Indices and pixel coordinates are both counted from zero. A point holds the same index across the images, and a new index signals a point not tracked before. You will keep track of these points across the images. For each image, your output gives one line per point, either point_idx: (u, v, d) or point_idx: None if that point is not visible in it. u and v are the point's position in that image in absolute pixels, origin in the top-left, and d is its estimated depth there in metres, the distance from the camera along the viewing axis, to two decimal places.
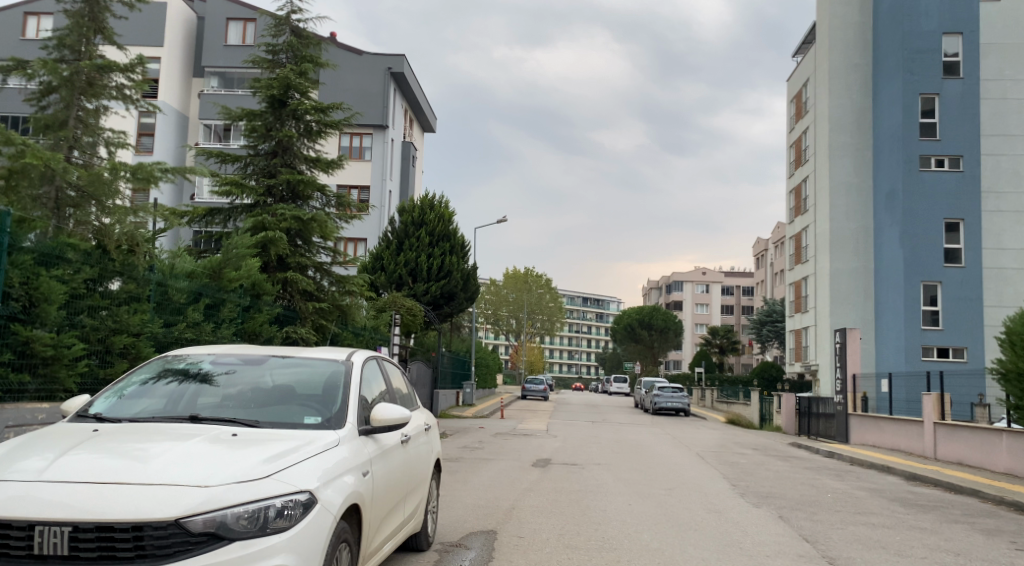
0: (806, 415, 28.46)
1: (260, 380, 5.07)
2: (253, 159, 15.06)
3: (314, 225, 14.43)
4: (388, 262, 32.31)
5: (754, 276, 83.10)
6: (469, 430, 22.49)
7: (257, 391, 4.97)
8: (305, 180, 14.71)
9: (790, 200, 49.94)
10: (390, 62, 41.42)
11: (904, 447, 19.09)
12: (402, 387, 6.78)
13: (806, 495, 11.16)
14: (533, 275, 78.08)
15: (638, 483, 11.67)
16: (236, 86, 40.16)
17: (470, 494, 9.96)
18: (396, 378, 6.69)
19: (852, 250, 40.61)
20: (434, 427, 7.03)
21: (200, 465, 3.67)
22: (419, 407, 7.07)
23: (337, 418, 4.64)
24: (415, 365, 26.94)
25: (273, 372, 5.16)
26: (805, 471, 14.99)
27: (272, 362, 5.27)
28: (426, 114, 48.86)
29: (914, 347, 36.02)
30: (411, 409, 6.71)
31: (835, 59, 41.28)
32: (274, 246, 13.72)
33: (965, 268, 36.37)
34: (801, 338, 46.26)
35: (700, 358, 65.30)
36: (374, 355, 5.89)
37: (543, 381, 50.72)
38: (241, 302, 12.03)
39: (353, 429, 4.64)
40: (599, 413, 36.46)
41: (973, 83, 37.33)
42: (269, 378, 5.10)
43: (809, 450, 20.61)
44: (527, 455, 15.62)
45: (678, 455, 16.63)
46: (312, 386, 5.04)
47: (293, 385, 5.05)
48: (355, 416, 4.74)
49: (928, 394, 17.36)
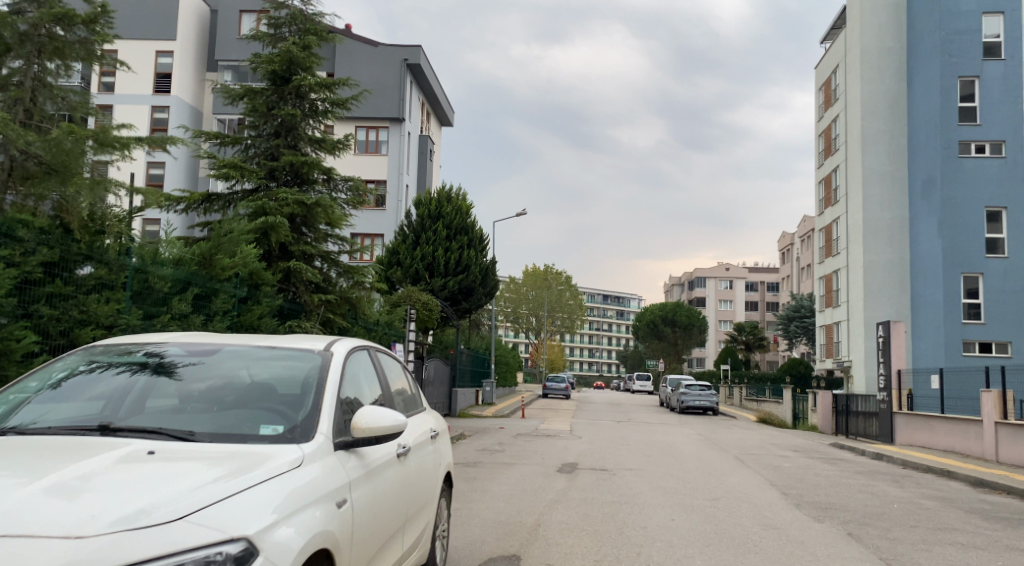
0: (845, 414, 26.99)
1: (231, 376, 3.89)
2: (254, 140, 13.91)
3: (319, 210, 13.28)
4: (405, 257, 31.29)
5: (780, 272, 81.15)
6: (489, 431, 21.32)
7: (222, 390, 3.80)
8: (308, 162, 13.51)
9: (820, 191, 48.26)
10: (406, 52, 40.31)
11: (959, 449, 17.62)
12: (403, 385, 5.59)
13: (871, 506, 9.83)
14: (554, 272, 76.79)
15: (678, 493, 10.41)
16: (249, 79, 39.22)
17: (489, 507, 8.80)
18: (396, 375, 5.50)
19: (887, 241, 38.89)
20: (442, 434, 5.82)
21: (83, 502, 2.57)
22: (424, 410, 5.89)
23: (305, 429, 3.45)
24: (432, 362, 25.78)
25: (244, 366, 3.97)
26: (858, 476, 13.63)
27: (240, 352, 4.08)
28: (443, 107, 47.79)
29: (955, 341, 34.31)
30: (414, 412, 5.51)
31: (868, 42, 39.64)
32: (275, 232, 12.60)
33: (1008, 259, 34.62)
34: (833, 333, 44.55)
35: (725, 355, 63.63)
36: (364, 345, 4.68)
37: (565, 379, 49.49)
38: (238, 293, 10.99)
39: (326, 442, 3.45)
40: (624, 412, 35.16)
41: (1016, 64, 35.52)
42: (242, 373, 3.92)
43: (853, 451, 19.21)
44: (552, 459, 14.41)
45: (716, 458, 15.33)
46: (293, 384, 3.84)
47: (268, 383, 3.85)
48: (330, 424, 3.55)
49: (989, 392, 15.90)
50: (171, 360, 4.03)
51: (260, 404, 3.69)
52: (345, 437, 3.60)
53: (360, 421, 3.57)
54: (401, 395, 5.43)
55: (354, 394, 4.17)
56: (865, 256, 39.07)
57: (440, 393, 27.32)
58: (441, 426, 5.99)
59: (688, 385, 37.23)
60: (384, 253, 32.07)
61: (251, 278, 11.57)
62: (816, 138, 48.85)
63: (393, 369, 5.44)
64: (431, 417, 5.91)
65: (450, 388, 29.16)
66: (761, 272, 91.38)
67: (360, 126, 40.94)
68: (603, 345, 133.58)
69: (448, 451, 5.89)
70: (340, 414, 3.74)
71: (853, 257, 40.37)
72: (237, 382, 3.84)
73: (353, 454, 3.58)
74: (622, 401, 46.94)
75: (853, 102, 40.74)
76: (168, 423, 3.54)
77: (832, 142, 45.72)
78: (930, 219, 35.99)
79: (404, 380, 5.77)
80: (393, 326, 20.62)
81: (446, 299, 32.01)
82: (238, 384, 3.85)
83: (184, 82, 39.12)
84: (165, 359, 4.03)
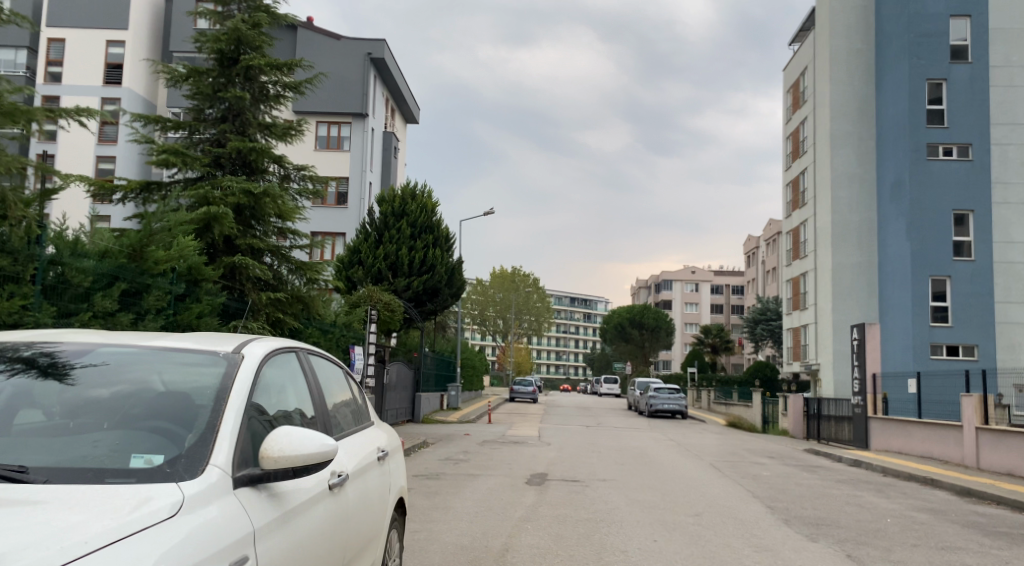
0: (816, 418, 26.60)
1: (120, 386, 2.91)
2: (199, 125, 12.77)
3: (267, 199, 12.24)
4: (367, 256, 30.17)
5: (745, 274, 81.41)
6: (454, 438, 20.40)
7: (105, 406, 2.82)
8: (258, 149, 12.48)
9: (787, 194, 48.19)
10: (370, 47, 39.14)
11: (938, 455, 17.16)
12: (345, 395, 4.65)
13: (864, 521, 9.14)
14: (520, 274, 76.12)
15: (658, 507, 9.60)
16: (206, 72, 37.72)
17: (452, 529, 7.90)
18: (335, 381, 4.55)
19: (855, 244, 38.82)
20: (391, 450, 4.90)
21: None
22: (371, 423, 4.96)
23: (190, 460, 2.51)
24: (395, 365, 24.74)
25: (154, 370, 2.98)
26: (840, 485, 13.01)
27: (145, 352, 3.10)
28: (409, 104, 46.80)
29: (922, 344, 34.20)
30: (357, 426, 4.58)
31: (836, 44, 39.56)
32: (219, 224, 11.56)
33: (974, 262, 34.66)
34: (800, 336, 44.41)
35: (692, 358, 63.44)
36: (291, 346, 3.73)
37: (532, 382, 48.73)
38: (173, 291, 9.89)
39: (223, 477, 2.51)
40: (592, 416, 34.49)
41: (982, 68, 35.65)
42: (153, 380, 2.94)
43: (829, 457, 18.69)
44: (520, 468, 13.55)
45: (691, 467, 14.59)
46: (204, 394, 2.86)
47: (185, 392, 2.88)
48: (231, 451, 2.61)
49: (968, 396, 15.43)
50: (65, 358, 3.03)
51: (152, 422, 2.73)
52: (251, 469, 2.68)
53: (271, 448, 2.64)
54: (345, 405, 4.52)
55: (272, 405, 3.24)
56: (832, 258, 38.95)
57: (403, 398, 26.30)
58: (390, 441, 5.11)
59: (656, 389, 36.69)
60: (346, 251, 30.97)
61: (187, 275, 10.50)
62: (783, 141, 48.88)
63: (332, 375, 4.52)
64: (379, 430, 5.04)
65: (414, 392, 28.13)
66: (726, 276, 91.68)
67: (322, 121, 39.72)
68: (570, 348, 133.24)
69: (400, 471, 5.02)
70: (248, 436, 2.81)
71: (821, 260, 40.26)
72: (148, 393, 2.86)
73: (262, 492, 2.66)
74: (590, 404, 46.30)
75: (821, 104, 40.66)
76: (33, 449, 2.56)
77: (800, 144, 45.68)
78: (898, 222, 35.91)
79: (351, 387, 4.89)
80: (352, 327, 19.54)
81: (410, 299, 30.98)
82: (141, 396, 2.86)
83: (138, 74, 37.49)
84: (56, 356, 3.04)
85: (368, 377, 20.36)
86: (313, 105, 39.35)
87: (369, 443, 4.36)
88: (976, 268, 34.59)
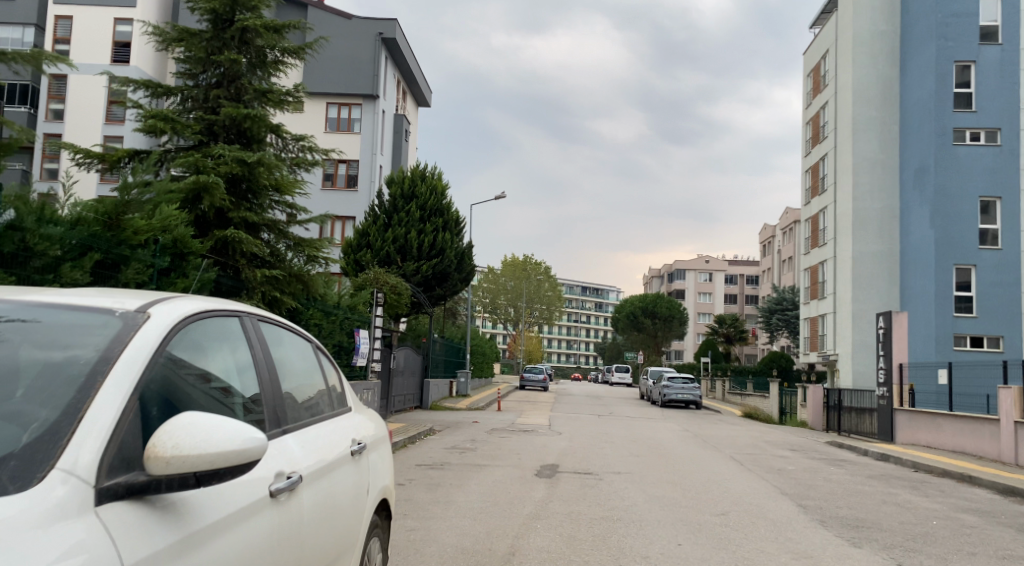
0: (837, 410, 25.67)
1: None
2: (192, 90, 11.98)
3: (262, 169, 11.42)
4: (375, 238, 29.32)
5: (761, 264, 80.12)
6: (462, 426, 19.65)
7: None
8: (254, 116, 11.64)
9: (806, 180, 47.00)
10: (382, 26, 38.07)
11: (971, 450, 16.23)
12: (319, 381, 3.84)
13: (908, 523, 8.30)
14: (532, 262, 75.26)
15: (679, 504, 8.80)
16: None
17: (451, 528, 7.11)
18: (305, 360, 3.74)
19: (877, 232, 37.70)
20: (374, 444, 4.10)
21: None
22: (351, 411, 4.16)
23: (24, 465, 1.80)
24: (402, 350, 23.98)
25: (32, 334, 2.19)
26: (873, 482, 12.14)
27: (27, 309, 2.31)
28: (421, 86, 45.86)
29: (945, 335, 33.16)
30: (331, 414, 3.78)
31: (861, 26, 38.32)
32: (210, 195, 10.78)
33: (1002, 251, 33.51)
34: (818, 326, 43.34)
35: (706, 347, 62.43)
36: (231, 313, 2.94)
37: (543, 370, 47.92)
38: (156, 266, 9.16)
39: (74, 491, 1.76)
40: (604, 405, 33.70)
41: (1014, 50, 34.36)
42: (14, 348, 2.14)
43: (854, 451, 17.80)
44: (530, 459, 12.76)
45: (712, 460, 13.75)
46: (78, 366, 2.08)
47: (54, 363, 2.10)
48: (93, 449, 1.85)
49: (1007, 388, 14.50)
50: None
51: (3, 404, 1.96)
52: (130, 475, 1.94)
53: (155, 445, 1.90)
54: (316, 390, 3.72)
55: (187, 385, 2.46)
56: (853, 246, 37.88)
57: (410, 385, 25.56)
58: (374, 430, 4.34)
59: (670, 378, 35.84)
60: (354, 234, 30.19)
61: (172, 248, 9.76)
62: (802, 126, 47.67)
63: (299, 349, 3.74)
64: (361, 417, 4.27)
65: (422, 378, 27.39)
66: (740, 265, 90.44)
67: (332, 102, 38.95)
68: (581, 337, 132.44)
69: (383, 466, 4.24)
70: (136, 428, 2.06)
71: (842, 248, 39.18)
72: (12, 367, 2.07)
73: (144, 507, 1.91)
74: (601, 393, 45.43)
75: (844, 88, 39.48)
76: None
77: (820, 129, 44.46)
78: (922, 209, 34.79)
79: (326, 367, 4.11)
80: (357, 311, 18.78)
81: (419, 284, 30.21)
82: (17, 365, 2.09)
83: (145, 51, 36.70)
84: None
85: (373, 362, 19.61)
86: (323, 85, 38.57)
87: (340, 433, 3.59)
88: (1004, 257, 33.45)
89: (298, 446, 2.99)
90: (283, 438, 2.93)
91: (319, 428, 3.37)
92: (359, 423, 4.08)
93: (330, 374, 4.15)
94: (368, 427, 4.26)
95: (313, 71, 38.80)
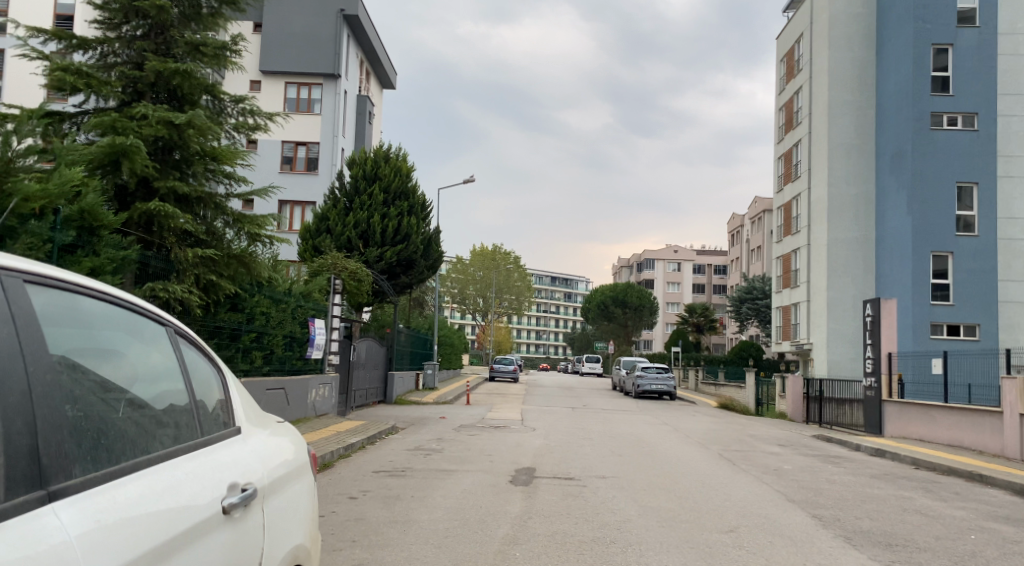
0: (817, 400, 24.84)
1: None
2: (115, 44, 10.33)
3: (193, 132, 9.91)
4: (335, 223, 27.70)
5: (729, 253, 79.72)
6: (427, 423, 18.31)
7: None
8: (186, 72, 10.15)
9: (778, 167, 46.32)
10: (343, 2, 36.22)
11: (970, 443, 15.31)
12: (180, 397, 2.57)
13: (943, 538, 7.19)
14: (501, 252, 73.90)
15: (678, 518, 7.58)
16: None
17: (409, 560, 5.79)
18: (152, 361, 2.48)
19: (852, 219, 37.06)
20: (273, 483, 2.84)
21: None
22: (240, 432, 2.88)
23: None
24: (364, 341, 22.50)
25: None
26: (878, 482, 11.09)
27: None
28: (384, 67, 44.14)
29: (922, 324, 32.57)
30: (198, 442, 2.52)
31: (836, 10, 37.64)
32: (130, 160, 9.23)
33: (979, 238, 32.88)
34: (790, 316, 42.65)
35: (676, 337, 61.77)
36: None
37: (512, 361, 46.68)
38: (52, 241, 7.64)
39: None
40: (576, 397, 32.54)
41: (990, 33, 33.81)
42: None
43: (844, 445, 16.83)
44: (504, 462, 11.48)
45: (700, 460, 12.61)
46: None
47: None
48: None
49: (1011, 379, 13.56)
50: None
51: None
52: None
53: None
54: (166, 407, 2.46)
55: None
56: (828, 233, 37.20)
57: (373, 378, 24.15)
58: (285, 460, 3.08)
59: (643, 368, 34.87)
60: (313, 218, 28.58)
61: (76, 219, 8.22)
62: (775, 113, 46.92)
63: (146, 342, 2.48)
64: (262, 442, 3.00)
65: (386, 371, 25.95)
66: (708, 255, 89.97)
67: (291, 82, 37.13)
68: (550, 328, 131.56)
69: (294, 511, 3.00)
70: None
71: (816, 235, 38.50)
72: None
73: None
74: (571, 384, 44.36)
75: (819, 72, 38.75)
76: None
77: (793, 115, 43.73)
78: (898, 195, 34.20)
79: (202, 366, 2.82)
80: (313, 299, 17.31)
81: (383, 271, 28.71)
82: None
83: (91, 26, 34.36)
84: None
85: (331, 354, 18.16)
86: (282, 65, 36.72)
87: (203, 479, 2.34)
88: (981, 244, 32.82)
89: (83, 520, 1.77)
90: (48, 508, 1.71)
91: (157, 475, 2.15)
92: (255, 451, 2.85)
93: (211, 381, 2.87)
94: (276, 456, 2.99)
95: (271, 49, 36.88)
